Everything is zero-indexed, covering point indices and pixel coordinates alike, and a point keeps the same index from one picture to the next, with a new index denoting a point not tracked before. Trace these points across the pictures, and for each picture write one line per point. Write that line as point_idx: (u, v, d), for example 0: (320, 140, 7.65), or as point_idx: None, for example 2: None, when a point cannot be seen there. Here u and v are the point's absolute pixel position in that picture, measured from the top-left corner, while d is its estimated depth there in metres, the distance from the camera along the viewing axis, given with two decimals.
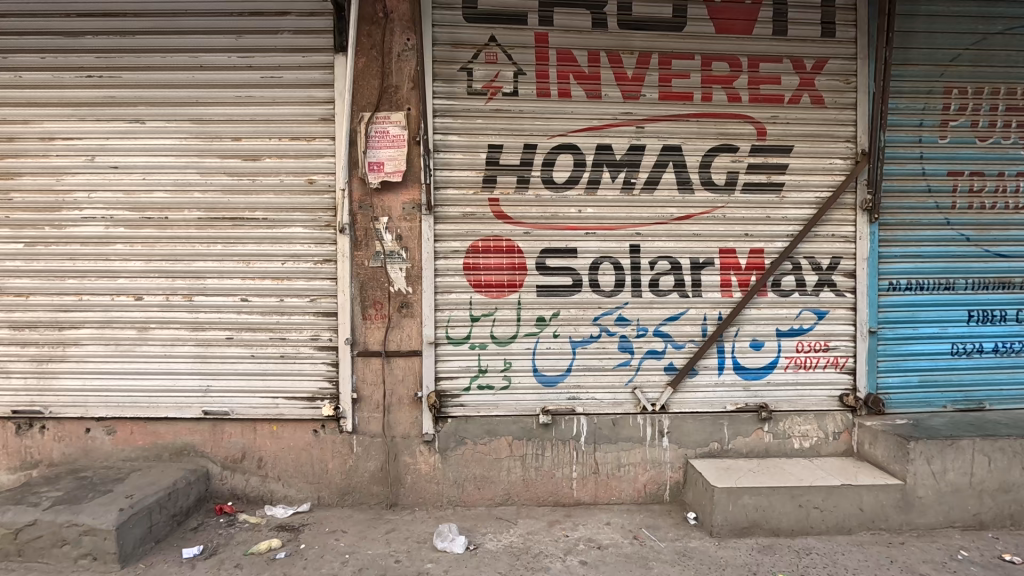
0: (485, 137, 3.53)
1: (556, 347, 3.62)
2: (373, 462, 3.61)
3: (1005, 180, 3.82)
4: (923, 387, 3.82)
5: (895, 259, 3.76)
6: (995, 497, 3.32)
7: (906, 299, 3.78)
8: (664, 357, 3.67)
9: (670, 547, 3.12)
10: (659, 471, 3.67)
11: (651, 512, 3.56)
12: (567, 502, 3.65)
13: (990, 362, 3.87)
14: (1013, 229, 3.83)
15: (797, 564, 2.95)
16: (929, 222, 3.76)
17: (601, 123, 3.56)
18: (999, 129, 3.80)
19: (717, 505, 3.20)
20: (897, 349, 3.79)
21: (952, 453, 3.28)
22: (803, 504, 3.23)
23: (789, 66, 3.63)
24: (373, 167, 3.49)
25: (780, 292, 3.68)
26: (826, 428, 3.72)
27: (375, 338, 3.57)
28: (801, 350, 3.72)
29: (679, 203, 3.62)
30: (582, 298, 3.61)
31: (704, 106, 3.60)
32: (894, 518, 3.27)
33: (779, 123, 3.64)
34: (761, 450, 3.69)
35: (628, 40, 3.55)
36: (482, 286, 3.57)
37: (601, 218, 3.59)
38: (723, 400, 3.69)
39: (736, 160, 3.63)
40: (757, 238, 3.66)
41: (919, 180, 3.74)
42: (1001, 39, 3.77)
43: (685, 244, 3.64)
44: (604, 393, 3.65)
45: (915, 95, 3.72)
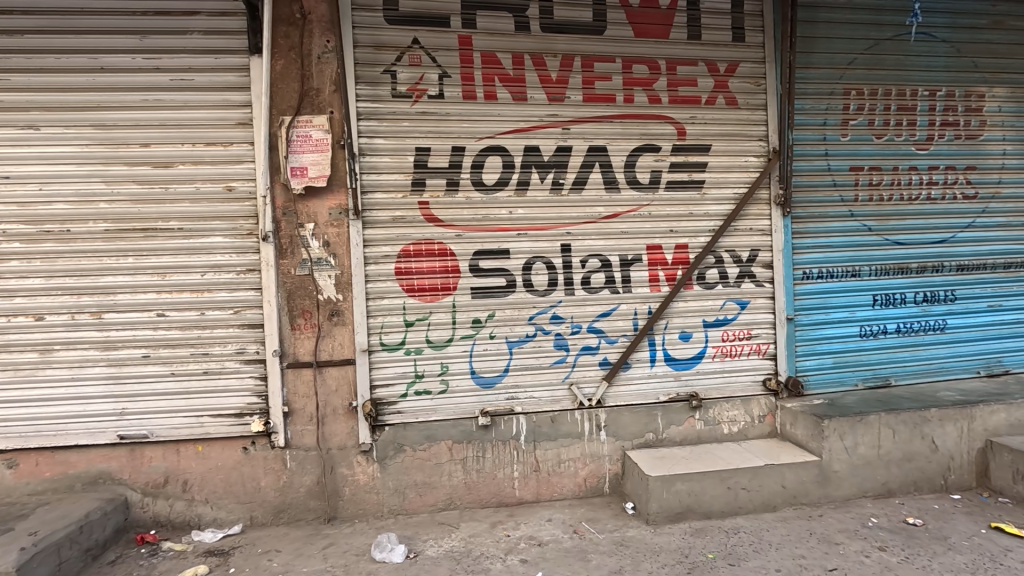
0: (412, 140, 3.50)
1: (493, 348, 3.63)
2: (309, 477, 3.49)
3: (899, 174, 4.16)
4: (836, 367, 4.10)
5: (808, 250, 4.01)
6: (900, 466, 3.60)
7: (819, 287, 4.04)
8: (598, 353, 3.76)
9: (608, 538, 3.19)
10: (598, 464, 3.75)
11: (591, 505, 3.63)
12: (510, 502, 3.67)
13: (894, 341, 4.20)
14: (909, 218, 4.17)
15: (726, 544, 3.09)
16: (835, 214, 4.04)
17: (528, 125, 3.61)
18: (892, 127, 4.13)
19: (652, 494, 3.31)
20: (812, 333, 4.04)
21: (861, 428, 3.53)
22: (731, 486, 3.38)
23: (704, 68, 3.81)
24: (296, 172, 3.39)
25: (705, 285, 3.85)
26: (752, 412, 3.92)
27: (305, 348, 3.46)
28: (726, 339, 3.90)
29: (607, 202, 3.71)
30: (517, 299, 3.64)
31: (627, 108, 3.72)
32: (812, 492, 3.49)
33: (697, 123, 3.81)
34: (693, 437, 3.84)
35: (551, 43, 3.62)
36: (415, 291, 3.53)
37: (532, 218, 3.64)
38: (656, 391, 3.82)
39: (659, 160, 3.77)
40: (682, 234, 3.82)
41: (825, 175, 4.02)
42: (890, 44, 4.10)
43: (614, 242, 3.74)
44: (542, 391, 3.70)
45: (818, 96, 3.99)
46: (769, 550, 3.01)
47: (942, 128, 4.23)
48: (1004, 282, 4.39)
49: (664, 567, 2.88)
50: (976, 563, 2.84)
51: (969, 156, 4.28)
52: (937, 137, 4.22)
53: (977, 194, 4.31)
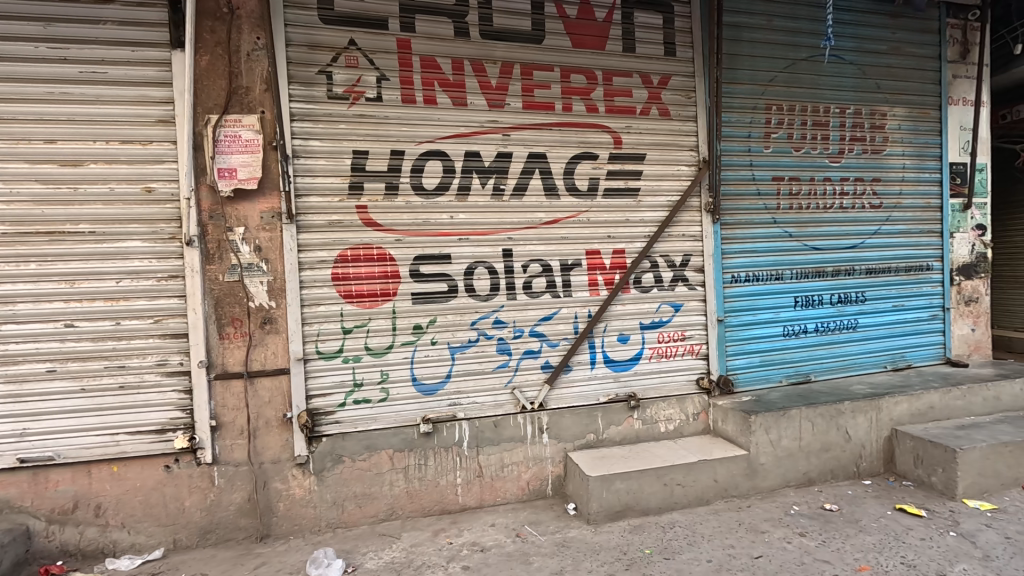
0: (349, 143, 3.42)
1: (434, 355, 3.59)
2: (239, 494, 3.31)
3: (815, 184, 4.48)
4: (763, 365, 4.36)
5: (736, 255, 4.25)
6: (819, 456, 3.87)
7: (746, 290, 4.28)
8: (540, 356, 3.80)
9: (550, 540, 3.23)
10: (541, 466, 3.79)
11: (534, 508, 3.66)
12: (452, 509, 3.63)
13: (814, 340, 4.51)
14: (825, 225, 4.51)
15: (662, 539, 3.20)
16: (760, 221, 4.31)
17: (469, 130, 3.62)
18: (809, 141, 4.45)
19: (593, 493, 3.37)
20: (741, 334, 4.28)
21: (784, 422, 3.76)
22: (667, 482, 3.51)
23: (639, 80, 3.96)
24: (223, 174, 3.23)
25: (642, 289, 3.99)
26: (687, 410, 4.09)
27: (234, 359, 3.29)
28: (662, 340, 4.06)
29: (547, 208, 3.78)
30: (458, 304, 3.63)
31: (566, 116, 3.80)
32: (741, 484, 3.69)
33: (633, 133, 3.95)
34: (633, 436, 3.96)
35: (490, 50, 3.65)
36: (353, 297, 3.44)
37: (473, 223, 3.64)
38: (597, 393, 3.91)
39: (597, 167, 3.88)
40: (619, 239, 3.94)
41: (750, 184, 4.28)
42: (806, 64, 4.42)
43: (554, 247, 3.80)
44: (485, 396, 3.70)
45: (742, 110, 4.25)
46: (701, 542, 3.15)
47: (851, 143, 4.60)
48: (907, 284, 4.83)
49: (603, 565, 2.94)
50: (883, 542, 3.09)
51: (875, 169, 4.68)
52: (847, 151, 4.58)
53: (883, 204, 4.71)
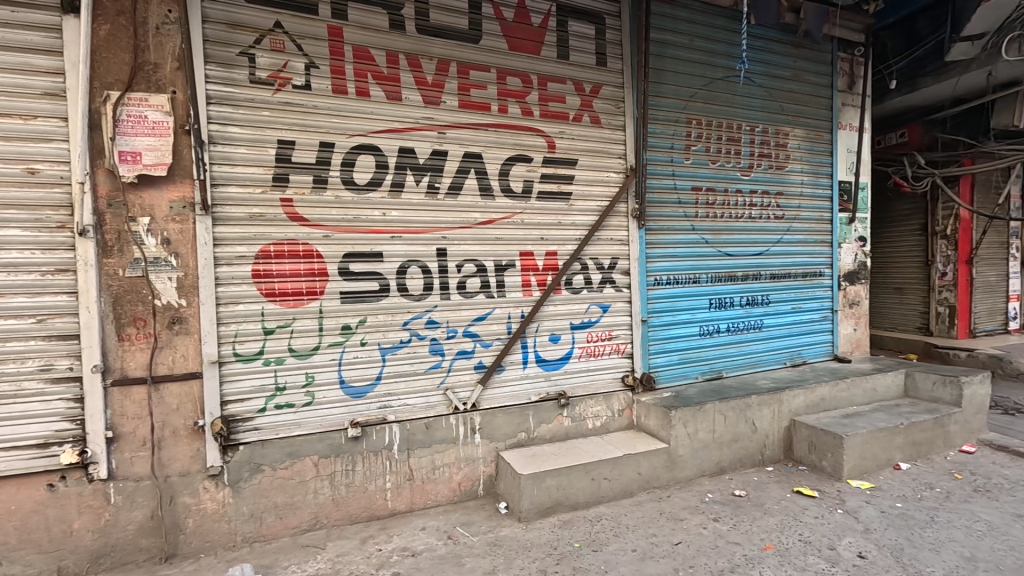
0: (274, 131, 3.21)
1: (364, 356, 3.47)
2: (140, 511, 3.00)
3: (729, 195, 4.85)
4: (681, 363, 4.65)
5: (659, 259, 4.50)
6: (730, 447, 4.19)
7: (668, 292, 4.55)
8: (473, 357, 3.79)
9: (482, 540, 3.23)
10: (472, 467, 3.78)
11: (465, 509, 3.64)
12: (381, 515, 3.53)
13: (725, 339, 4.88)
14: (736, 233, 4.89)
15: (590, 532, 3.30)
16: (680, 228, 4.59)
17: (403, 126, 3.53)
18: (724, 154, 4.81)
19: (524, 491, 3.41)
20: (662, 333, 4.53)
21: (700, 416, 4.03)
22: (595, 477, 3.64)
23: (572, 87, 4.07)
24: (125, 157, 2.92)
25: (572, 290, 4.12)
26: (613, 407, 4.26)
27: (136, 363, 2.98)
28: (591, 340, 4.21)
29: (482, 208, 3.78)
30: (390, 304, 3.53)
31: (501, 117, 3.82)
32: (662, 476, 3.91)
33: (566, 138, 4.06)
34: (562, 433, 4.06)
35: (427, 46, 3.59)
36: (276, 295, 3.24)
37: (406, 221, 3.55)
38: (528, 392, 3.97)
39: (531, 170, 3.94)
40: (552, 242, 4.02)
41: (672, 192, 4.55)
42: (722, 84, 4.77)
43: (488, 247, 3.81)
44: (417, 397, 3.63)
45: (666, 123, 4.51)
46: (627, 532, 3.29)
47: (760, 158, 5.02)
48: (803, 289, 5.36)
49: (534, 561, 2.99)
50: (784, 522, 3.40)
51: (778, 183, 5.15)
52: (756, 165, 5.00)
53: (785, 215, 5.20)
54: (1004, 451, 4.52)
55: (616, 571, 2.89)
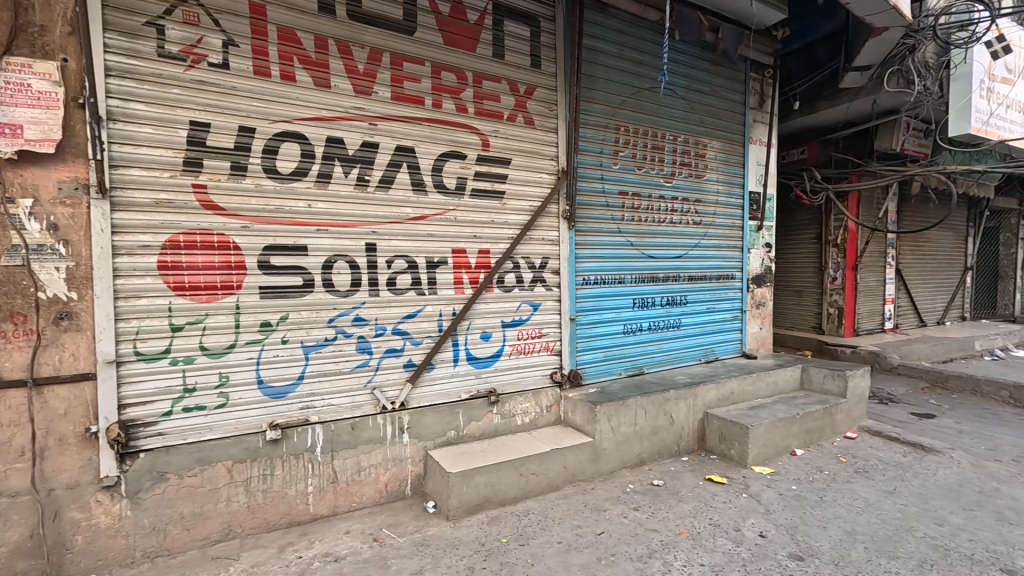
0: (185, 111, 2.96)
1: (285, 355, 3.29)
2: (16, 531, 2.65)
3: (652, 201, 5.11)
4: (606, 360, 4.84)
5: (587, 259, 4.65)
6: (650, 439, 4.42)
7: (595, 292, 4.71)
8: (403, 355, 3.71)
9: (409, 541, 3.18)
10: (399, 467, 3.71)
11: (392, 510, 3.57)
12: (302, 520, 3.37)
13: (647, 336, 5.14)
14: (658, 236, 5.16)
15: (517, 527, 3.36)
16: (607, 229, 4.77)
17: (331, 114, 3.39)
18: (649, 161, 5.05)
19: (452, 490, 3.40)
20: (589, 331, 4.69)
21: (623, 410, 4.22)
22: (523, 473, 3.70)
23: (506, 87, 4.10)
24: (2, 130, 2.57)
25: (504, 288, 4.15)
26: (541, 403, 4.35)
27: (14, 363, 2.64)
28: (521, 338, 4.27)
29: (414, 203, 3.70)
30: (314, 300, 3.37)
31: (435, 112, 3.77)
32: (587, 469, 4.05)
33: (500, 137, 4.08)
34: (491, 431, 4.09)
35: (358, 33, 3.46)
36: (186, 289, 2.99)
37: (333, 214, 3.41)
38: (458, 390, 3.95)
39: (465, 167, 3.92)
40: (484, 240, 4.03)
41: (600, 195, 4.72)
42: (648, 93, 5.01)
43: (419, 244, 3.75)
44: (342, 397, 3.50)
45: (596, 128, 4.66)
46: (552, 525, 3.38)
47: (681, 167, 5.33)
48: (717, 290, 5.75)
49: (462, 559, 2.99)
50: (696, 508, 3.64)
51: (697, 191, 5.49)
52: (677, 173, 5.30)
53: (701, 221, 5.55)
54: (880, 436, 5.12)
55: (542, 563, 2.96)
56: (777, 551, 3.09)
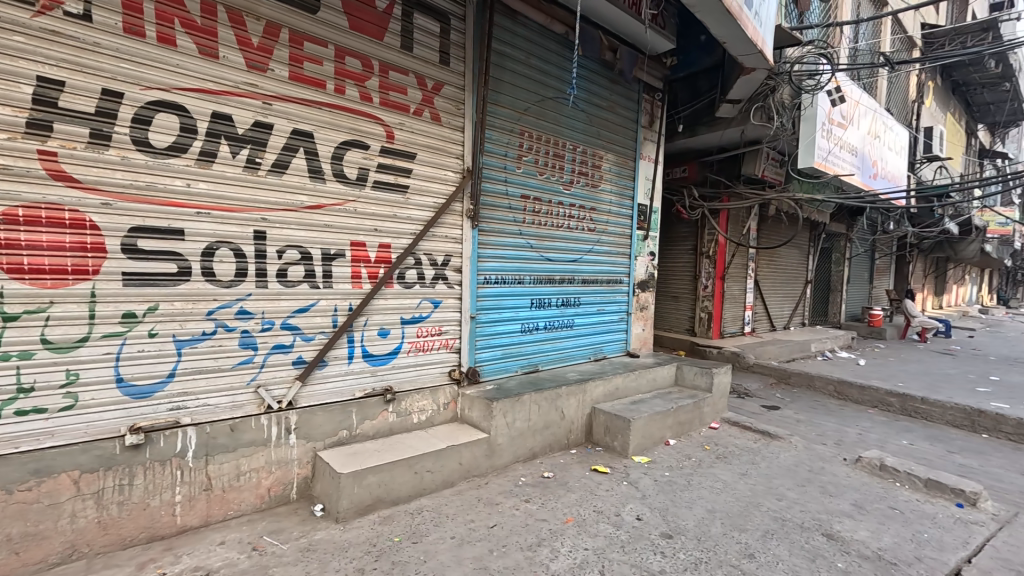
0: (31, 65, 2.53)
1: (153, 350, 2.95)
2: None
3: (552, 206, 5.34)
4: (504, 358, 4.96)
5: (489, 259, 4.74)
6: (542, 433, 4.62)
7: (495, 291, 4.81)
8: (292, 351, 3.50)
9: (293, 547, 3.00)
10: (285, 470, 3.49)
11: (275, 516, 3.35)
12: (167, 534, 3.04)
13: (543, 335, 5.36)
14: (556, 240, 5.41)
15: (410, 525, 3.33)
16: (509, 230, 4.90)
17: (218, 88, 3.10)
18: (550, 168, 5.27)
19: (343, 491, 3.26)
20: (489, 329, 4.78)
21: (518, 406, 4.36)
22: (417, 471, 3.67)
23: (414, 80, 4.04)
24: None
25: (404, 284, 4.08)
26: (438, 401, 4.34)
27: None
28: (421, 335, 4.23)
29: (311, 191, 3.51)
30: (190, 290, 3.06)
31: (337, 98, 3.61)
32: (481, 464, 4.12)
33: (405, 130, 4.00)
34: (386, 429, 4.00)
35: (253, 3, 3.20)
36: (26, 273, 2.56)
37: (216, 196, 3.12)
38: (352, 388, 3.82)
39: (367, 158, 3.79)
40: (385, 234, 3.93)
41: (504, 197, 4.84)
42: (551, 102, 5.23)
43: (315, 234, 3.56)
44: (220, 397, 3.21)
45: (502, 131, 4.78)
46: (446, 521, 3.40)
47: (579, 176, 5.63)
48: (606, 293, 6.16)
49: (351, 561, 2.89)
50: (582, 497, 3.88)
51: (592, 200, 5.84)
52: (575, 181, 5.60)
53: (595, 228, 5.91)
54: (737, 426, 5.84)
55: (435, 559, 2.97)
56: (651, 531, 3.40)
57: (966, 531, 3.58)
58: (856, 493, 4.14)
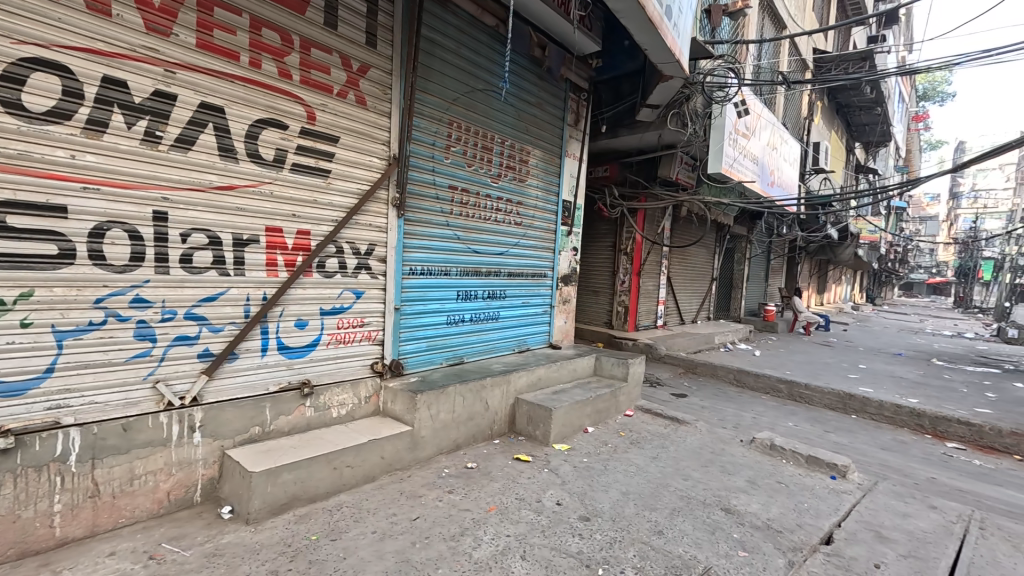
0: None
1: (27, 342, 2.60)
2: None
3: (480, 198, 5.35)
4: (429, 350, 4.91)
5: (415, 250, 4.66)
6: (466, 425, 4.64)
7: (421, 282, 4.74)
8: (198, 343, 3.24)
9: (196, 553, 2.79)
10: (187, 471, 3.23)
11: (175, 522, 3.09)
12: (44, 548, 2.70)
13: (468, 327, 5.37)
14: (483, 233, 5.43)
15: (329, 522, 3.21)
16: (436, 221, 4.84)
17: (110, 49, 2.77)
18: (478, 160, 5.27)
19: (255, 490, 3.07)
20: (414, 321, 4.71)
21: (442, 398, 4.35)
22: (337, 466, 3.54)
23: (338, 60, 3.86)
24: None
25: (325, 274, 3.91)
26: (359, 394, 4.22)
27: None
28: (341, 327, 4.08)
29: (220, 171, 3.25)
30: (76, 274, 2.72)
31: (252, 72, 3.36)
32: (404, 457, 4.07)
33: (327, 112, 3.82)
34: (303, 425, 3.82)
35: None
36: None
37: (107, 171, 2.79)
38: (266, 382, 3.61)
39: (285, 138, 3.58)
40: (304, 220, 3.74)
41: (431, 187, 4.77)
42: (481, 94, 5.22)
43: (226, 218, 3.30)
44: (112, 393, 2.90)
45: (430, 120, 4.69)
46: (367, 516, 3.32)
47: (506, 169, 5.68)
48: (531, 287, 6.28)
49: (264, 563, 2.74)
50: (504, 485, 3.95)
51: (519, 194, 5.91)
52: (503, 175, 5.64)
53: (522, 222, 5.99)
54: (649, 413, 6.22)
55: (355, 555, 2.89)
56: (570, 515, 3.54)
57: (837, 499, 4.10)
58: (750, 470, 4.58)
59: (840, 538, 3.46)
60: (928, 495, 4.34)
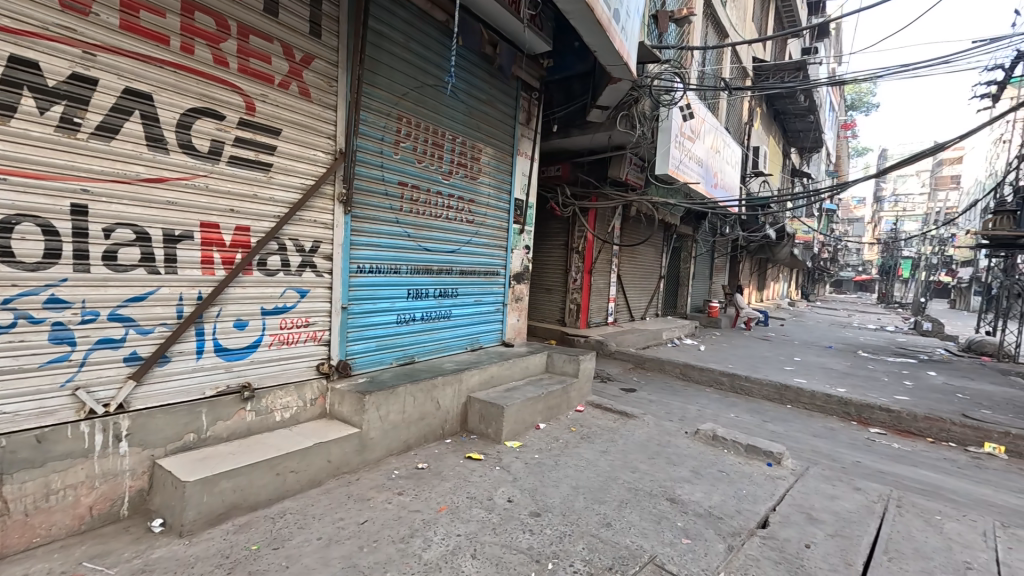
0: None
1: None
2: None
3: (430, 195, 5.28)
4: (378, 350, 4.81)
5: (363, 247, 4.54)
6: (417, 425, 4.57)
7: (369, 280, 4.63)
8: (124, 346, 3.02)
9: (123, 571, 2.61)
10: (113, 483, 3.01)
11: (99, 538, 2.88)
12: None
13: (419, 326, 5.29)
14: (434, 231, 5.36)
15: (271, 531, 3.09)
16: (385, 218, 4.74)
17: (18, 26, 2.53)
18: (428, 156, 5.20)
19: (189, 501, 2.90)
20: (362, 320, 4.59)
21: (392, 399, 4.27)
22: (279, 472, 3.41)
23: (279, 49, 3.70)
24: None
25: (266, 272, 3.75)
26: (303, 396, 4.08)
27: None
28: (284, 327, 3.93)
29: (148, 162, 3.04)
30: None
31: (183, 58, 3.16)
32: (351, 460, 3.96)
33: (268, 103, 3.66)
34: (243, 430, 3.65)
35: None
36: None
37: (16, 160, 2.55)
38: (202, 386, 3.42)
39: (222, 129, 3.40)
40: (243, 216, 3.57)
41: (380, 183, 4.66)
42: (431, 90, 5.15)
43: (155, 212, 3.10)
44: (23, 402, 2.66)
45: (378, 114, 4.58)
46: (312, 522, 3.22)
47: (457, 166, 5.63)
48: (483, 285, 6.27)
49: None
50: (456, 485, 3.93)
51: (470, 192, 5.88)
52: (454, 172, 5.59)
53: (473, 220, 5.96)
54: (599, 408, 6.35)
55: (299, 563, 2.79)
56: (521, 512, 3.57)
57: (773, 485, 4.33)
58: (694, 460, 4.77)
59: (775, 521, 3.66)
60: (853, 477, 4.66)
